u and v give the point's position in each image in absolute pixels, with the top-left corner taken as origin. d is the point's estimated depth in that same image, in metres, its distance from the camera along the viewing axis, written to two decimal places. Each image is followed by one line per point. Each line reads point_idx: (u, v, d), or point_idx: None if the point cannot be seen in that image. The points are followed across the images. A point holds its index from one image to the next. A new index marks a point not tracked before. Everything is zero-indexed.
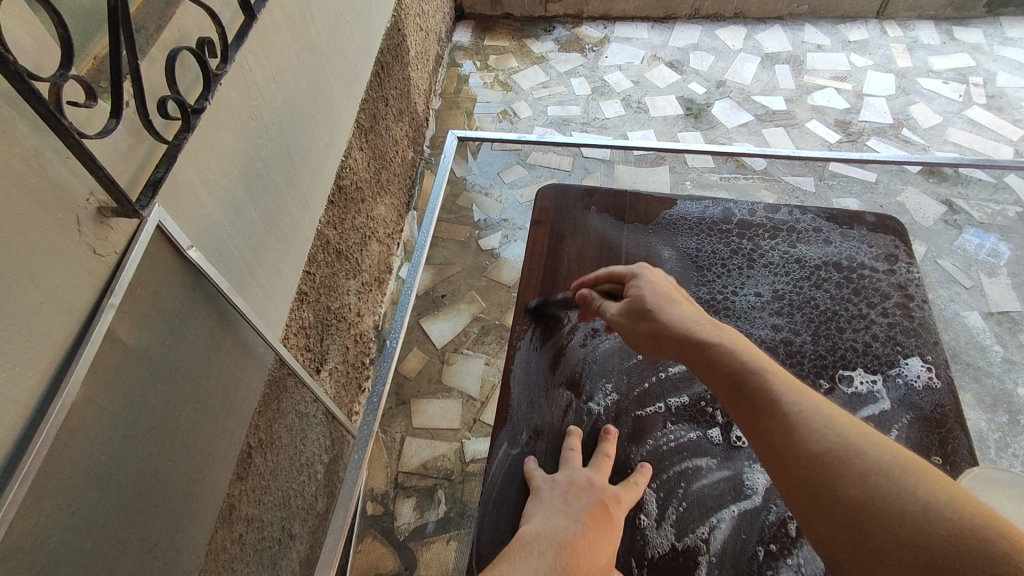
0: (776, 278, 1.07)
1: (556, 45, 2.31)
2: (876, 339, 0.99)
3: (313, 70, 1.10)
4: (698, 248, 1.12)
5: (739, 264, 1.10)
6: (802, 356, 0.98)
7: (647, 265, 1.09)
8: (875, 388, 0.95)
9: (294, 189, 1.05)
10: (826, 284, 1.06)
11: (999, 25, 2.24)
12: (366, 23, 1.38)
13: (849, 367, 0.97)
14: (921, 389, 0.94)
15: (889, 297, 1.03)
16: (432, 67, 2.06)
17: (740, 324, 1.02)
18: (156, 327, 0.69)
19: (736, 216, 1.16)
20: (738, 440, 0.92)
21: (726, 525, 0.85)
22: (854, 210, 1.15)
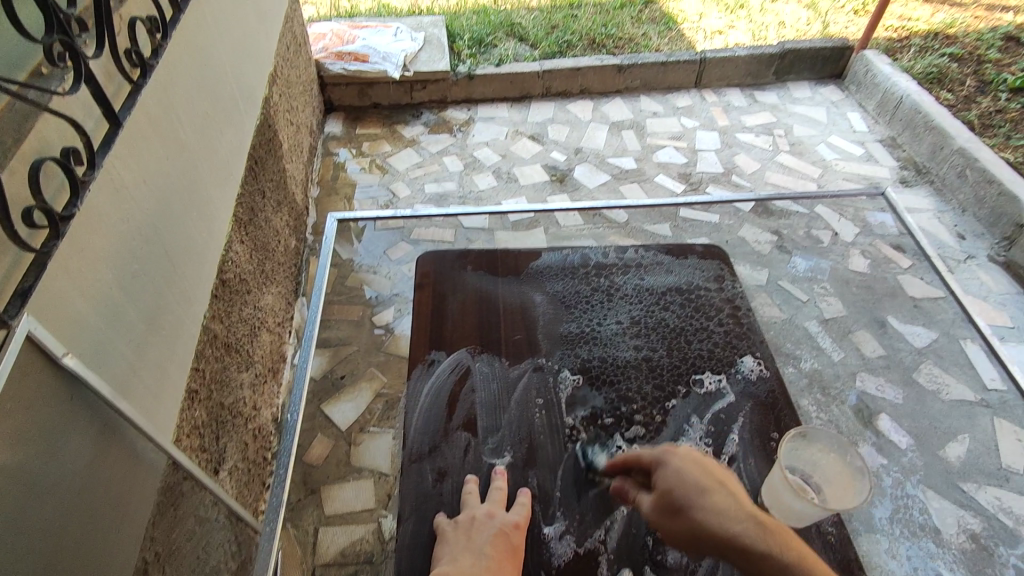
0: (632, 305, 1.21)
1: (425, 129, 2.47)
2: (718, 345, 1.14)
3: (183, 167, 1.12)
4: (563, 290, 1.24)
5: (600, 299, 1.22)
6: (661, 368, 1.10)
7: (521, 311, 1.19)
8: (721, 385, 1.08)
9: (174, 286, 1.03)
10: (673, 305, 1.21)
11: (787, 88, 2.73)
12: (236, 121, 1.42)
13: (698, 371, 1.09)
14: (756, 379, 1.08)
15: (721, 309, 1.20)
16: (307, 158, 2.11)
17: (606, 350, 1.13)
18: (33, 444, 0.66)
19: (591, 261, 1.31)
20: (618, 445, 0.99)
21: (619, 524, 0.91)
22: (684, 243, 1.34)
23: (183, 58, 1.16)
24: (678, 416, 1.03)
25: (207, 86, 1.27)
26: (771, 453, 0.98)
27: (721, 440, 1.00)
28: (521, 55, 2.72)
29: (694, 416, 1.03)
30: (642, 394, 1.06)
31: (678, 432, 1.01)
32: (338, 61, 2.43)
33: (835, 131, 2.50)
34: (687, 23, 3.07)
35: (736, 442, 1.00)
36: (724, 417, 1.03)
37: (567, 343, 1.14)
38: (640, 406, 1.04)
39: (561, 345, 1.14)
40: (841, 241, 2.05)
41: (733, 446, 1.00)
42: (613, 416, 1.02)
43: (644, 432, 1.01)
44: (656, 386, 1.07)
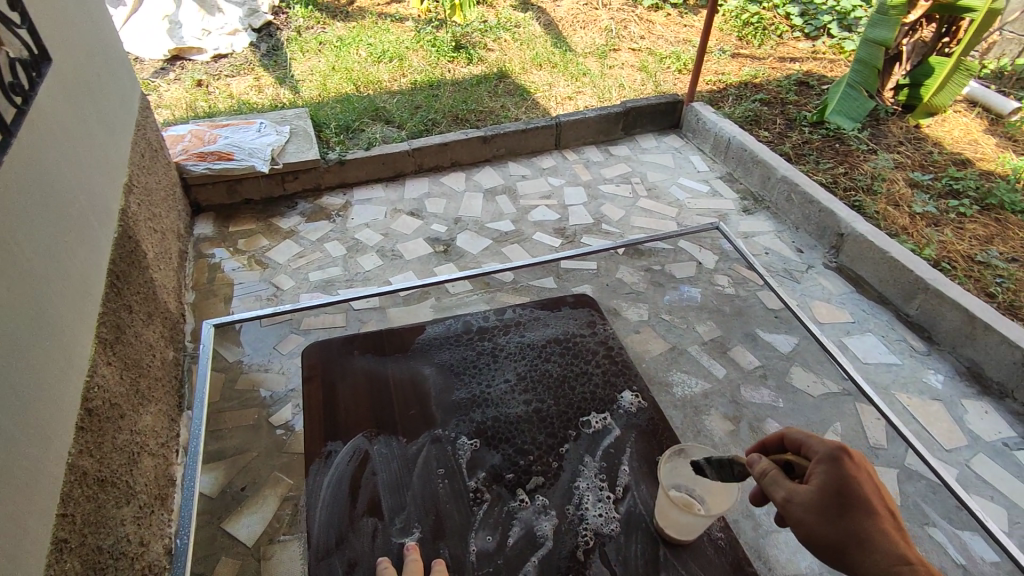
0: (517, 362, 1.26)
1: (302, 218, 2.46)
2: (599, 385, 1.22)
3: (26, 298, 1.05)
4: (451, 358, 1.27)
5: (486, 361, 1.27)
6: (550, 416, 1.15)
7: (413, 385, 1.20)
8: (607, 422, 1.15)
9: (27, 430, 0.95)
10: (554, 356, 1.28)
11: (636, 141, 3.04)
12: (89, 239, 1.35)
13: (585, 413, 1.16)
14: (636, 411, 1.17)
15: (597, 352, 1.29)
16: (177, 264, 2.02)
17: (499, 408, 1.17)
18: None
19: (474, 325, 1.36)
20: (521, 499, 1.02)
21: (530, 575, 0.92)
22: (556, 296, 1.43)
23: (19, 184, 1.11)
24: (573, 459, 1.08)
25: (49, 209, 1.21)
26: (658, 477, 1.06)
27: (614, 473, 1.06)
28: (389, 137, 2.82)
29: (587, 456, 1.09)
30: (536, 445, 1.10)
31: (574, 474, 1.06)
32: (201, 161, 2.38)
33: (682, 174, 2.81)
34: (540, 92, 3.35)
35: (627, 472, 1.07)
36: (613, 451, 1.10)
37: (460, 409, 1.16)
38: (536, 456, 1.08)
39: (455, 412, 1.16)
40: (706, 270, 2.24)
41: (625, 476, 1.06)
42: (514, 472, 1.05)
43: (544, 481, 1.05)
44: (549, 434, 1.12)
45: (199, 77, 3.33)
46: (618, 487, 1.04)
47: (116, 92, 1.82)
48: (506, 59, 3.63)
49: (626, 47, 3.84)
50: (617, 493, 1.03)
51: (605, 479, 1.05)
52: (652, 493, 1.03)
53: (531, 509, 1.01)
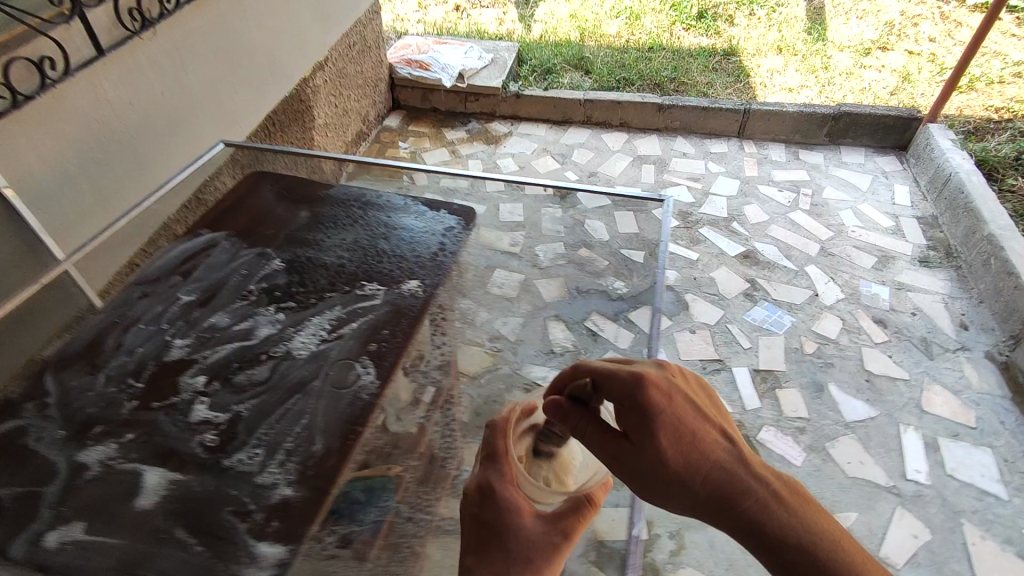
0: (365, 240, 1.38)
1: (466, 135, 2.77)
2: (399, 296, 1.24)
3: (176, 103, 1.48)
4: (322, 212, 1.45)
5: (344, 221, 1.42)
6: (345, 273, 1.28)
7: (281, 215, 1.41)
8: (376, 291, 1.24)
9: (138, 184, 1.40)
10: (396, 254, 1.35)
11: (839, 152, 2.62)
12: (257, 87, 1.81)
13: (368, 280, 1.27)
14: (407, 295, 1.24)
15: (428, 249, 1.37)
16: (349, 139, 2.52)
17: (316, 253, 1.32)
18: None
19: (360, 198, 1.52)
20: (268, 309, 1.18)
21: (223, 352, 1.09)
22: (441, 203, 1.54)
23: (207, 27, 1.55)
24: (338, 305, 1.20)
25: (229, 53, 1.65)
26: (367, 346, 1.12)
27: (343, 322, 1.16)
28: (575, 85, 2.93)
29: (339, 305, 1.20)
30: (315, 284, 1.24)
31: (318, 311, 1.19)
32: (408, 68, 2.85)
33: (870, 200, 2.37)
34: (759, 77, 3.06)
35: (352, 326, 1.15)
36: (359, 310, 1.19)
37: (294, 244, 1.34)
38: (305, 290, 1.23)
39: (289, 244, 1.34)
40: (819, 303, 1.97)
41: (348, 327, 1.15)
42: (282, 292, 1.22)
43: (305, 310, 1.19)
44: (332, 282, 1.25)
45: (460, 3, 3.83)
46: (348, 339, 1.13)
47: None
48: (744, 38, 3.37)
49: (900, 49, 3.22)
50: (333, 334, 1.14)
51: (333, 322, 1.16)
52: (349, 346, 1.12)
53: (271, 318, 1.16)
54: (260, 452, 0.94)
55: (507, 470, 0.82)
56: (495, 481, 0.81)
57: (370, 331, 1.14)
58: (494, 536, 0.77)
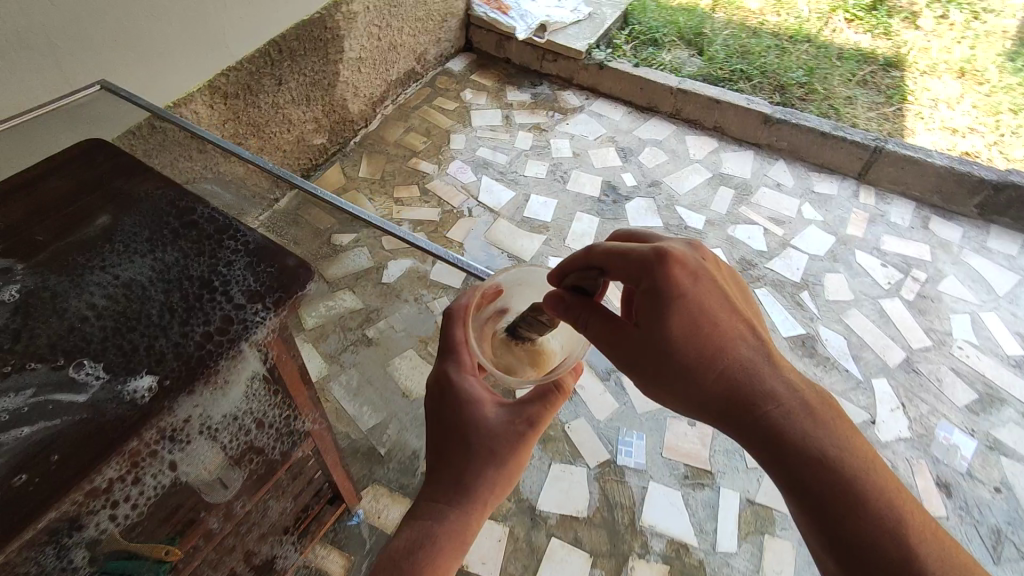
0: (67, 302, 0.64)
1: (529, 99, 2.37)
2: (27, 496, 0.51)
3: (131, 12, 1.24)
4: (117, 221, 0.73)
5: (128, 246, 0.70)
6: (43, 342, 0.61)
7: (49, 214, 0.73)
8: (64, 397, 0.57)
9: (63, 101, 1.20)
10: (98, 358, 0.60)
11: (985, 232, 2.00)
12: (259, 5, 1.54)
13: (68, 368, 0.59)
14: (107, 416, 0.56)
15: (207, 327, 0.64)
16: (394, 78, 2.22)
17: (34, 293, 0.65)
18: None
19: (180, 215, 0.74)
20: None
21: None
22: (291, 252, 0.71)
23: None
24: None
25: None
26: None
27: None
28: (678, 66, 2.42)
29: None
30: None
31: None
32: (488, 8, 2.47)
33: (1002, 310, 1.79)
34: (917, 105, 2.39)
35: None
36: (3, 436, 0.54)
37: (26, 268, 0.67)
38: None
39: (22, 269, 0.67)
40: (872, 436, 1.51)
41: None
42: None
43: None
44: (2, 360, 0.59)
45: None
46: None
47: None
48: (918, 47, 2.64)
49: None
50: None
51: None
52: None
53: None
54: None
55: (462, 360, 0.88)
56: (452, 370, 0.87)
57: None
58: (457, 426, 0.83)
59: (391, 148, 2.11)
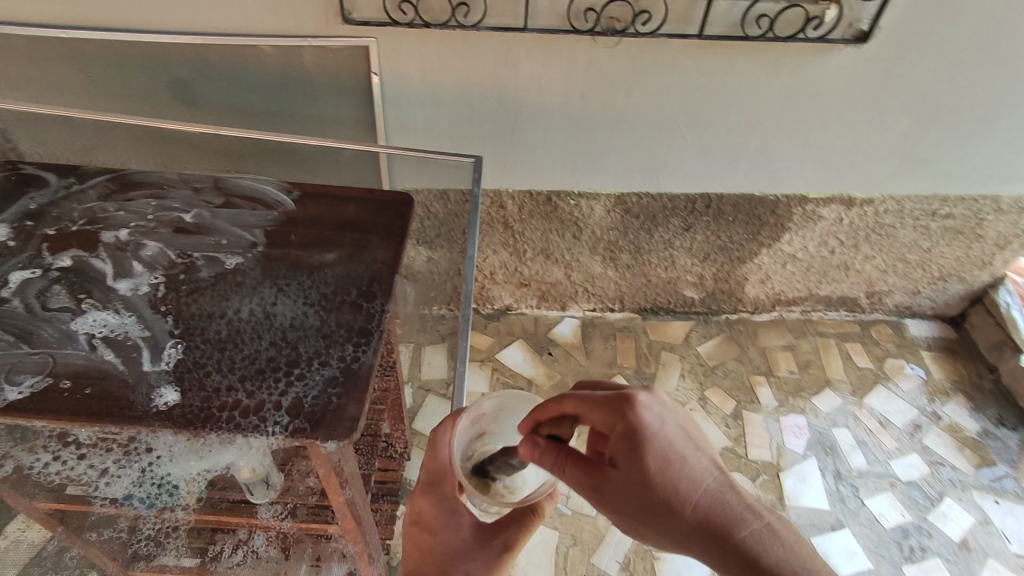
0: (230, 297, 0.76)
1: (972, 431, 1.67)
2: (60, 404, 0.64)
3: (592, 114, 1.35)
4: (336, 263, 0.82)
5: (313, 288, 0.78)
6: (196, 310, 0.74)
7: (320, 226, 0.86)
8: (146, 357, 0.69)
9: (498, 146, 1.41)
10: (190, 352, 0.70)
11: None
12: (716, 162, 1.47)
13: (174, 341, 0.71)
14: (133, 396, 0.65)
15: (248, 396, 0.66)
16: (824, 293, 1.85)
17: (239, 274, 0.79)
18: (325, 79, 1.25)
19: (365, 295, 0.78)
20: (134, 258, 0.80)
21: (58, 245, 0.81)
22: (362, 400, 0.66)
23: (693, 75, 1.28)
24: (68, 323, 0.72)
25: (704, 112, 1.35)
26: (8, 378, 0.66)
27: (93, 336, 0.71)
28: None
29: (124, 324, 0.72)
30: (176, 286, 0.77)
31: (118, 304, 0.75)
32: (1020, 303, 1.78)
33: None
34: None
35: (75, 349, 0.69)
36: (104, 351, 0.69)
37: (261, 253, 0.82)
38: (165, 283, 0.77)
39: (260, 252, 0.82)
40: None
41: (81, 341, 0.70)
42: (165, 266, 0.80)
43: (63, 292, 0.75)
44: (172, 302, 0.75)
45: None
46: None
47: (999, 157, 1.48)
48: None
49: None
50: (65, 329, 0.71)
51: (93, 329, 0.72)
52: (21, 358, 0.68)
53: (70, 253, 0.80)
54: None
55: (449, 488, 0.71)
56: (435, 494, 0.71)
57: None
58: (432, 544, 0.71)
59: (752, 350, 1.81)
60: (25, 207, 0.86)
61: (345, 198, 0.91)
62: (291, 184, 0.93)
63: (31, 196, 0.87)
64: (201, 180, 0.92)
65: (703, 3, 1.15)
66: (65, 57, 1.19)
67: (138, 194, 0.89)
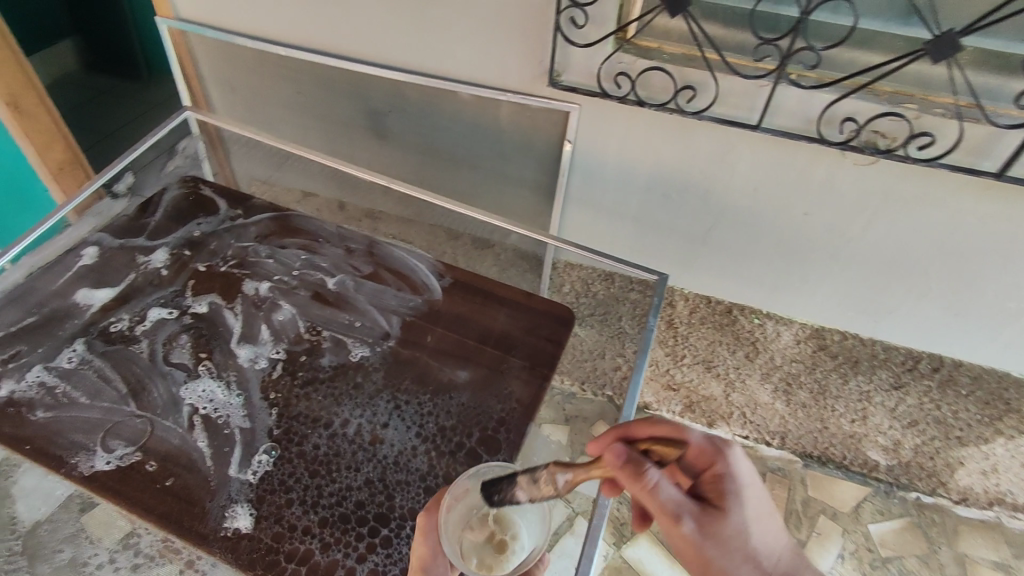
0: (341, 402, 0.66)
1: None
2: (138, 493, 0.57)
3: (814, 235, 1.10)
4: (466, 388, 0.69)
5: (432, 416, 0.66)
6: (304, 408, 0.65)
7: (463, 334, 0.74)
8: (237, 455, 0.61)
9: (685, 242, 1.21)
10: (280, 464, 0.60)
11: None
12: (965, 325, 1.13)
13: (270, 442, 0.62)
14: (208, 505, 0.57)
15: (324, 550, 0.55)
16: None
17: (360, 373, 0.69)
18: (515, 137, 1.14)
19: (486, 444, 0.65)
20: (267, 321, 0.74)
21: (201, 285, 0.77)
22: None
23: (968, 222, 0.98)
24: (179, 386, 0.66)
25: (967, 266, 1.04)
26: (105, 439, 0.61)
27: (197, 409, 0.64)
28: None
29: (229, 403, 0.65)
30: (295, 369, 0.69)
31: (232, 376, 0.68)
32: None
33: None
34: None
35: (176, 423, 0.63)
36: (202, 432, 0.63)
37: (390, 352, 0.72)
38: (286, 361, 0.70)
39: (389, 350, 0.72)
40: None
41: (184, 413, 0.64)
42: (292, 339, 0.72)
43: (187, 344, 0.70)
44: (285, 389, 0.67)
45: None
46: (83, 420, 0.62)
47: None
48: None
49: None
50: (175, 391, 0.66)
51: (200, 400, 0.65)
52: (124, 418, 0.63)
53: (209, 298, 0.75)
54: (22, 322, 0.71)
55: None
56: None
57: (79, 451, 0.60)
58: None
59: None
60: (189, 233, 0.83)
61: (498, 302, 0.78)
62: (445, 267, 0.82)
63: (197, 222, 0.85)
64: (356, 241, 0.85)
65: (1013, 137, 0.83)
66: (280, 72, 1.21)
67: (292, 242, 0.83)
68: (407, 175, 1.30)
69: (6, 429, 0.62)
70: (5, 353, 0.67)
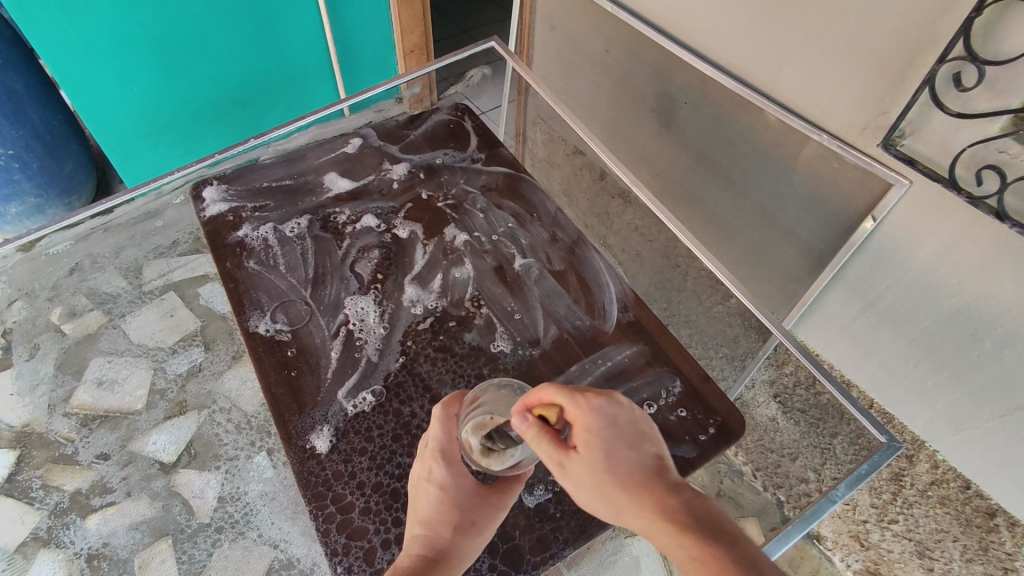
0: (456, 385, 0.65)
1: None
2: (270, 368, 0.65)
3: None
4: None
5: None
6: (426, 371, 0.66)
7: (608, 383, 0.66)
8: (351, 382, 0.64)
9: (972, 406, 0.88)
10: (376, 412, 0.62)
11: None
12: None
13: (382, 389, 0.64)
14: (307, 413, 0.62)
15: (363, 512, 0.56)
16: None
17: (491, 366, 0.66)
18: (808, 186, 0.93)
19: (564, 513, 0.58)
20: (444, 271, 0.74)
21: (414, 212, 0.80)
22: None
23: None
24: (347, 295, 0.72)
25: None
26: (276, 311, 0.70)
27: (350, 322, 0.69)
28: None
29: (374, 332, 0.69)
30: (439, 330, 0.69)
31: (390, 308, 0.71)
32: None
33: None
34: None
35: (329, 326, 0.69)
36: (341, 345, 0.67)
37: (530, 360, 0.67)
38: (437, 318, 0.70)
39: (530, 359, 0.67)
40: None
41: (338, 321, 0.69)
42: (453, 299, 0.72)
43: (373, 260, 0.75)
44: (422, 344, 0.68)
45: None
46: (272, 286, 0.72)
47: None
48: None
49: None
50: (343, 297, 0.71)
51: (356, 316, 0.70)
52: (298, 302, 0.71)
53: (413, 227, 0.79)
54: (280, 182, 0.83)
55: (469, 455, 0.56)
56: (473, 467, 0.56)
57: (256, 308, 0.70)
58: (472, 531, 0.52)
59: None
60: (433, 159, 0.87)
61: (666, 370, 0.67)
62: (634, 301, 0.73)
63: (444, 152, 0.88)
64: (565, 232, 0.80)
65: None
66: (597, 27, 1.16)
67: (508, 206, 0.82)
68: (675, 174, 1.17)
69: (227, 263, 0.74)
70: (257, 203, 0.80)
